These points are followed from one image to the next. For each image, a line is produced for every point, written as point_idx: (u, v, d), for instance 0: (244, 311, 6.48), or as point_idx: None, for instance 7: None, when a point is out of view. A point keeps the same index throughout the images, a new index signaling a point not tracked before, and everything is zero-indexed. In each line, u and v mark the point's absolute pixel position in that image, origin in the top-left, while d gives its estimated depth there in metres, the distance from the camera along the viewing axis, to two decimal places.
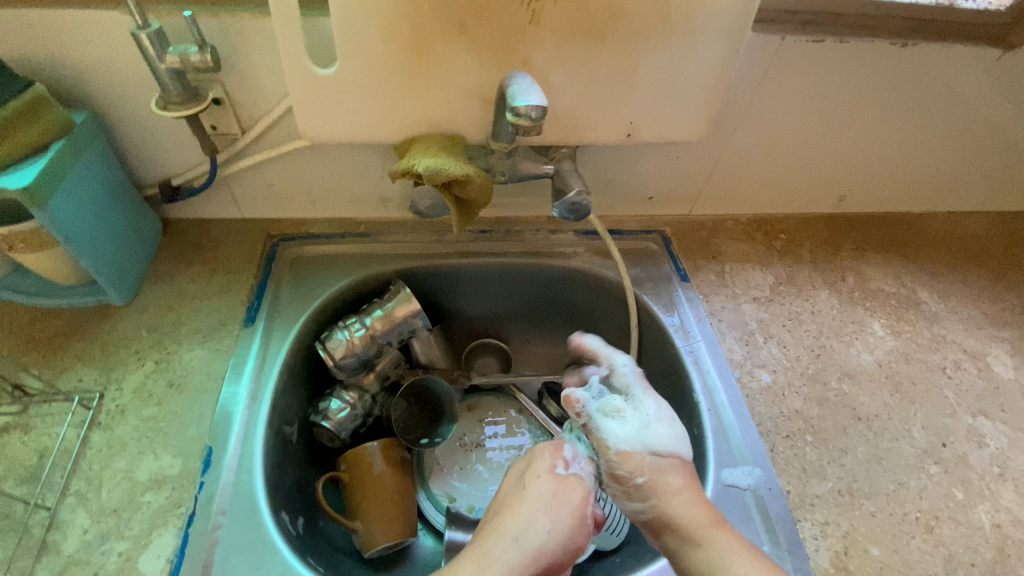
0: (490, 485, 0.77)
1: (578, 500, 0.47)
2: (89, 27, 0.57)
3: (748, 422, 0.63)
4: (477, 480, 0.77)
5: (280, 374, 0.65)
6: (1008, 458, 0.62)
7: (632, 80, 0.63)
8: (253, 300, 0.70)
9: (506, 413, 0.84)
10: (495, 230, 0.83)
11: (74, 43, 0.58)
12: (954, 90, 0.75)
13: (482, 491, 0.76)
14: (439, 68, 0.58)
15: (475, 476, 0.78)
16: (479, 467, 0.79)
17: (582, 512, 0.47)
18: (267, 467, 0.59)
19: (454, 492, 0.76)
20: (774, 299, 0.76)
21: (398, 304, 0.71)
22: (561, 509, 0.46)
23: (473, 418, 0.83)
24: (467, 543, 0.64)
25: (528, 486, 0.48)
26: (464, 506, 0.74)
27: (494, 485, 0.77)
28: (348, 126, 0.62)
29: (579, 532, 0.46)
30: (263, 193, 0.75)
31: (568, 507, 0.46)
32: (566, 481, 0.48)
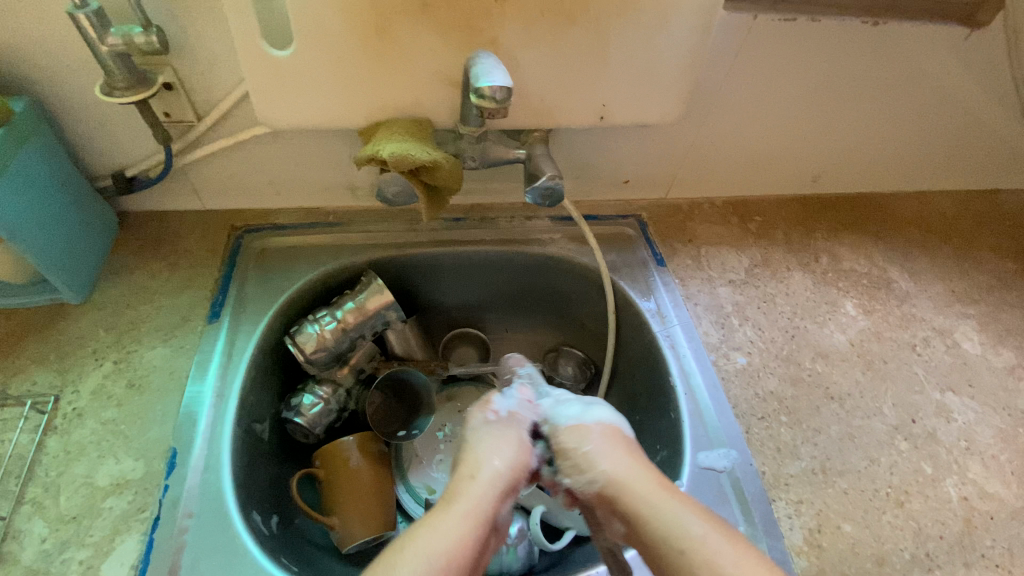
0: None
1: (513, 433, 0.53)
2: (23, 7, 0.53)
3: (724, 404, 0.64)
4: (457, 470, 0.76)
5: (247, 370, 0.63)
6: (975, 433, 0.64)
7: (604, 61, 0.62)
8: (218, 295, 0.68)
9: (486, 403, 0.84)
10: (469, 217, 0.81)
11: (8, 24, 0.54)
12: (924, 69, 0.75)
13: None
14: (403, 49, 0.56)
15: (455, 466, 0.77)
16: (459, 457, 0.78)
17: (522, 441, 0.52)
18: (235, 466, 0.57)
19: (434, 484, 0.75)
20: (749, 282, 0.76)
21: (371, 296, 0.69)
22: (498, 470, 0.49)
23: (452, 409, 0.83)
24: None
25: (472, 437, 0.53)
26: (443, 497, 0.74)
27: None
28: (309, 112, 0.59)
29: (524, 452, 0.51)
30: (225, 183, 0.72)
31: (508, 438, 0.52)
32: (499, 426, 0.53)
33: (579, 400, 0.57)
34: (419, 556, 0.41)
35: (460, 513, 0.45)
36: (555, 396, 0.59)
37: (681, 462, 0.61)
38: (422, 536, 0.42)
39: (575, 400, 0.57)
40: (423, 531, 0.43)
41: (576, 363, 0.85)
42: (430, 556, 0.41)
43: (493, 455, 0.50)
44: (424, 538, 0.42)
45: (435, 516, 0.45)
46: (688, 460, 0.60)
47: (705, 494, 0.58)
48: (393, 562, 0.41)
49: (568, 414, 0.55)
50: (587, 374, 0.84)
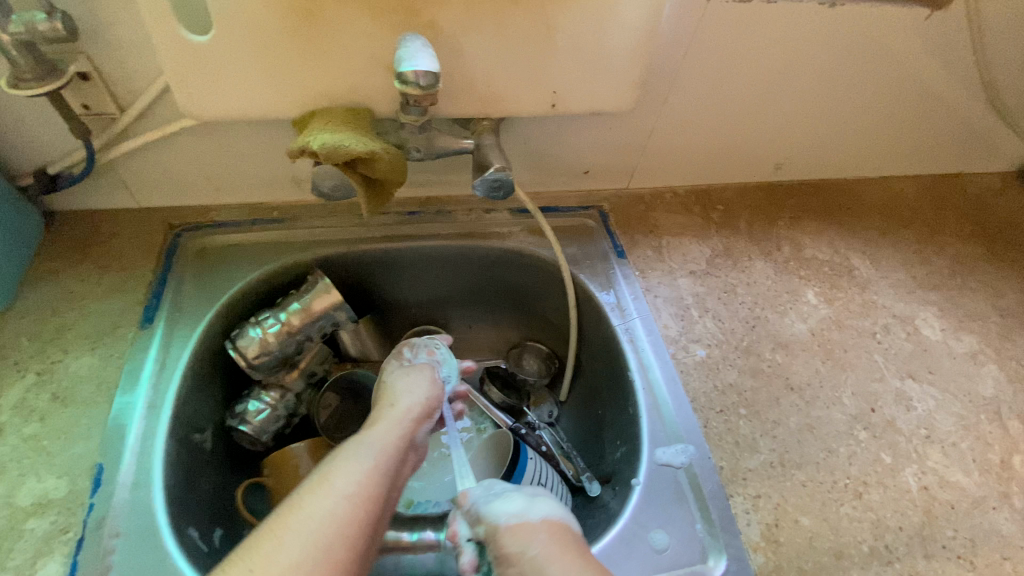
0: (430, 477, 0.74)
1: (428, 374, 0.61)
2: None
3: (682, 398, 0.62)
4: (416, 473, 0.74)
5: (183, 378, 0.60)
6: (935, 420, 0.63)
7: (552, 45, 0.59)
8: (152, 300, 0.64)
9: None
10: (424, 211, 0.78)
11: None
12: (883, 51, 0.74)
13: (421, 484, 0.73)
14: (334, 33, 0.52)
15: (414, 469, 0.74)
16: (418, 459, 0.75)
17: (434, 377, 0.61)
18: (168, 481, 0.54)
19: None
20: (710, 272, 0.75)
21: (317, 296, 0.66)
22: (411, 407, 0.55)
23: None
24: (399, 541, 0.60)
25: (390, 378, 0.60)
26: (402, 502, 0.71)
27: (433, 477, 0.74)
28: (238, 102, 0.56)
29: (436, 387, 0.60)
30: (159, 180, 0.68)
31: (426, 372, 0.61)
32: (412, 370, 0.61)
33: (520, 488, 0.51)
34: (348, 466, 0.43)
35: (382, 436, 0.49)
36: (491, 487, 0.52)
37: (638, 459, 0.59)
38: (354, 451, 0.46)
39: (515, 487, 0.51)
40: (352, 447, 0.46)
41: (539, 357, 0.83)
42: (360, 467, 0.44)
43: (414, 390, 0.58)
44: (353, 451, 0.45)
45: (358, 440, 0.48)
46: (645, 457, 0.58)
47: (661, 492, 0.56)
48: (324, 473, 0.42)
49: (503, 508, 0.48)
50: (550, 369, 0.82)
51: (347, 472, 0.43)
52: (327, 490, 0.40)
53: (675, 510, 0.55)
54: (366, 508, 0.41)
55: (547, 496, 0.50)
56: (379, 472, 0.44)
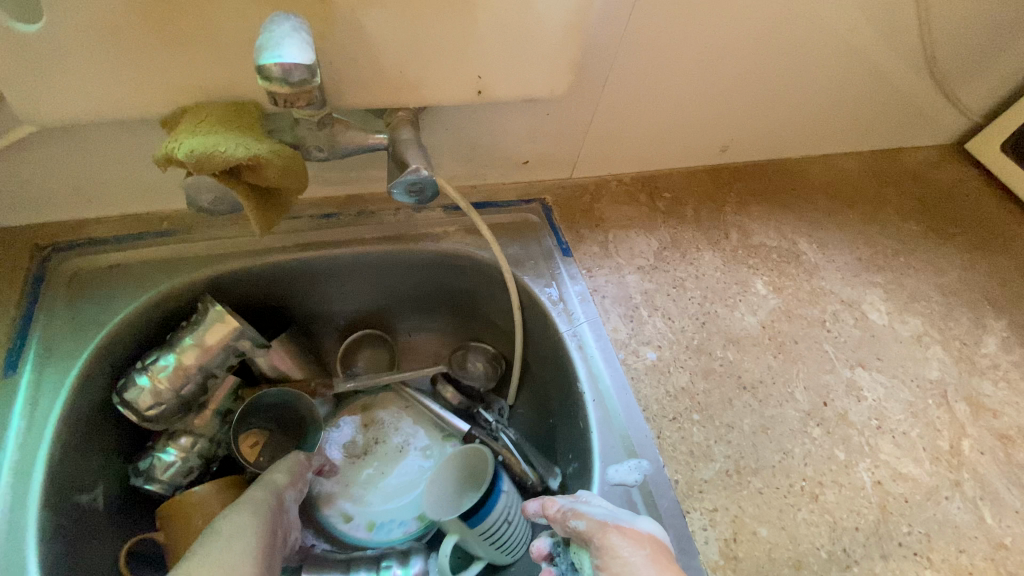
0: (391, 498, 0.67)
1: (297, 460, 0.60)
2: None
3: (633, 408, 0.58)
4: (373, 495, 0.67)
5: (58, 432, 0.51)
6: (885, 409, 0.62)
7: (471, 22, 0.52)
8: (16, 341, 0.55)
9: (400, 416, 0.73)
10: (345, 213, 0.69)
11: None
12: (824, 27, 0.71)
13: (381, 505, 0.67)
14: (198, 10, 0.43)
15: (372, 490, 0.68)
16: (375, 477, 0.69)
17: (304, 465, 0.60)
18: (45, 559, 0.46)
19: (347, 513, 0.66)
20: (658, 266, 0.71)
21: (211, 327, 0.58)
22: (296, 463, 0.59)
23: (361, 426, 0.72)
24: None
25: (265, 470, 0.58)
26: (361, 526, 0.65)
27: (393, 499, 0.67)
28: (87, 100, 0.46)
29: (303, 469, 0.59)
30: (14, 193, 0.57)
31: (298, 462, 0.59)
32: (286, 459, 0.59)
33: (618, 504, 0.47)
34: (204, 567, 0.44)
35: (267, 488, 0.54)
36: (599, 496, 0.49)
37: (590, 478, 0.55)
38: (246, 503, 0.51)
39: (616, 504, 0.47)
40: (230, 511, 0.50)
41: (486, 359, 0.76)
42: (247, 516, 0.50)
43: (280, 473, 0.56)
44: (250, 501, 0.51)
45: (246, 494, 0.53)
46: (597, 477, 0.54)
47: None
48: (217, 527, 0.48)
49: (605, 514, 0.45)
50: (497, 370, 0.75)
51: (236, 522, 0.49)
52: (224, 543, 0.46)
53: None
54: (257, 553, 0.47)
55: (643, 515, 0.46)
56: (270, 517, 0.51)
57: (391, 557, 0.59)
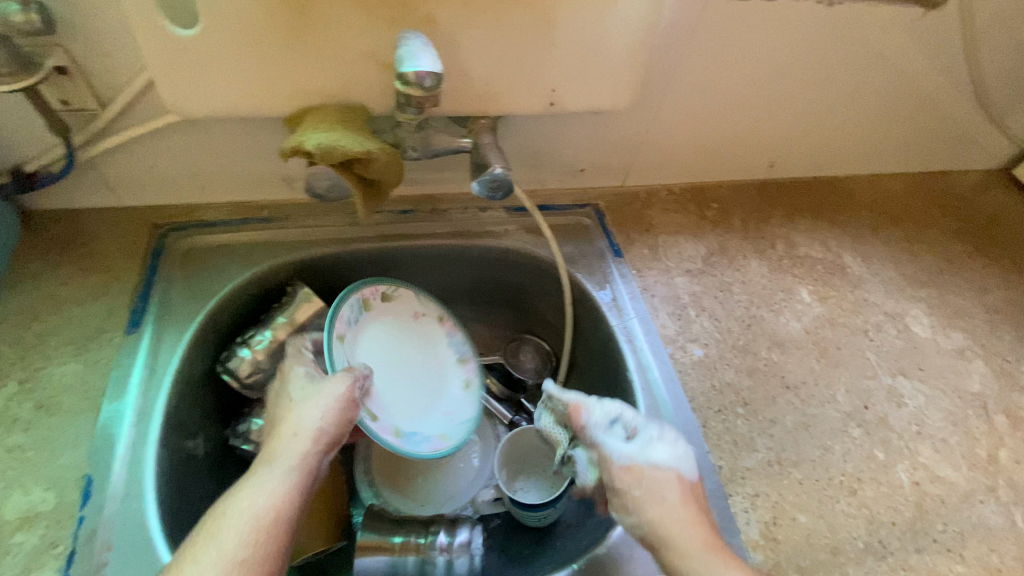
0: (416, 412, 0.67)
1: (342, 387, 0.54)
2: None
3: (680, 398, 0.63)
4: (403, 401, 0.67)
5: (173, 384, 0.58)
6: (925, 416, 0.65)
7: (550, 40, 0.58)
8: (138, 302, 0.62)
9: (434, 310, 0.73)
10: (419, 209, 0.76)
11: None
12: (873, 52, 0.75)
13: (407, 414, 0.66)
14: (326, 25, 0.51)
15: (399, 392, 0.67)
16: (395, 377, 0.68)
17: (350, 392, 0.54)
18: (162, 491, 0.53)
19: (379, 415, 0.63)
20: (706, 271, 0.75)
21: (300, 306, 0.65)
22: (332, 400, 0.53)
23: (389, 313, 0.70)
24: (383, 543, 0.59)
25: (294, 385, 0.56)
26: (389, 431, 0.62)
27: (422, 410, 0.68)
28: (225, 100, 0.54)
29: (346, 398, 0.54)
30: (142, 177, 0.66)
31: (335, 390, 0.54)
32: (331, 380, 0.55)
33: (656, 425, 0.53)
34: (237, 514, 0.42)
35: (303, 433, 0.50)
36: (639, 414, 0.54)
37: None
38: (273, 467, 0.47)
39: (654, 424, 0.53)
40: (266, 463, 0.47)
41: (537, 352, 0.82)
42: (280, 483, 0.45)
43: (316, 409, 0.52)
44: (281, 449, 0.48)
45: (279, 451, 0.48)
46: None
47: None
48: (254, 483, 0.45)
49: (637, 444, 0.51)
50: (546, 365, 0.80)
51: (265, 494, 0.44)
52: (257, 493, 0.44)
53: None
54: (288, 520, 0.43)
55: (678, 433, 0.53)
56: (305, 474, 0.47)
57: (439, 523, 0.62)
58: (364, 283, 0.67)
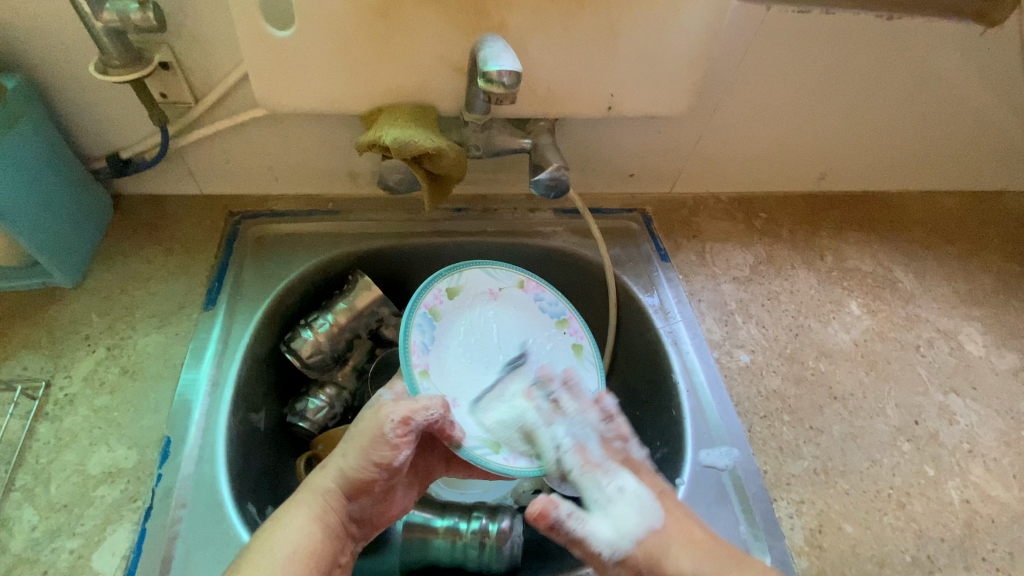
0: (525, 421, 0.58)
1: (400, 422, 0.46)
2: None
3: (726, 402, 0.63)
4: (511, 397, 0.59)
5: (243, 359, 0.62)
6: (978, 435, 0.63)
7: (613, 47, 0.60)
8: (214, 282, 0.67)
9: (510, 280, 0.68)
10: (471, 208, 0.78)
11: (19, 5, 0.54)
12: (934, 68, 0.74)
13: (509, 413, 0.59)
14: (407, 30, 0.54)
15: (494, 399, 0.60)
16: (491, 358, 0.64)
17: (409, 428, 0.46)
18: (231, 456, 0.56)
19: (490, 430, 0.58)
20: (753, 279, 0.76)
21: (359, 293, 0.68)
22: (373, 438, 0.46)
23: (458, 307, 0.64)
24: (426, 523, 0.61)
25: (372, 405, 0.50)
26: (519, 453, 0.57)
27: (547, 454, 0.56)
28: (308, 96, 0.58)
29: (403, 443, 0.46)
30: (222, 167, 0.71)
31: (396, 429, 0.46)
32: (400, 407, 0.47)
33: (604, 475, 0.49)
34: (267, 554, 0.41)
35: (339, 471, 0.46)
36: (580, 461, 0.51)
37: (681, 460, 0.59)
38: (299, 501, 0.45)
39: (598, 474, 0.50)
40: (302, 496, 0.45)
41: None
42: (303, 525, 0.43)
43: (366, 450, 0.46)
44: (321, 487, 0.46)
45: (313, 484, 0.46)
46: (689, 458, 0.59)
47: (705, 493, 0.56)
48: (287, 521, 0.44)
49: (596, 512, 0.47)
50: None
51: (288, 539, 0.43)
52: (286, 536, 0.43)
53: (721, 512, 0.55)
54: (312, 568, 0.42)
55: (630, 478, 0.49)
56: (331, 519, 0.45)
57: (480, 510, 0.62)
58: (424, 295, 0.62)
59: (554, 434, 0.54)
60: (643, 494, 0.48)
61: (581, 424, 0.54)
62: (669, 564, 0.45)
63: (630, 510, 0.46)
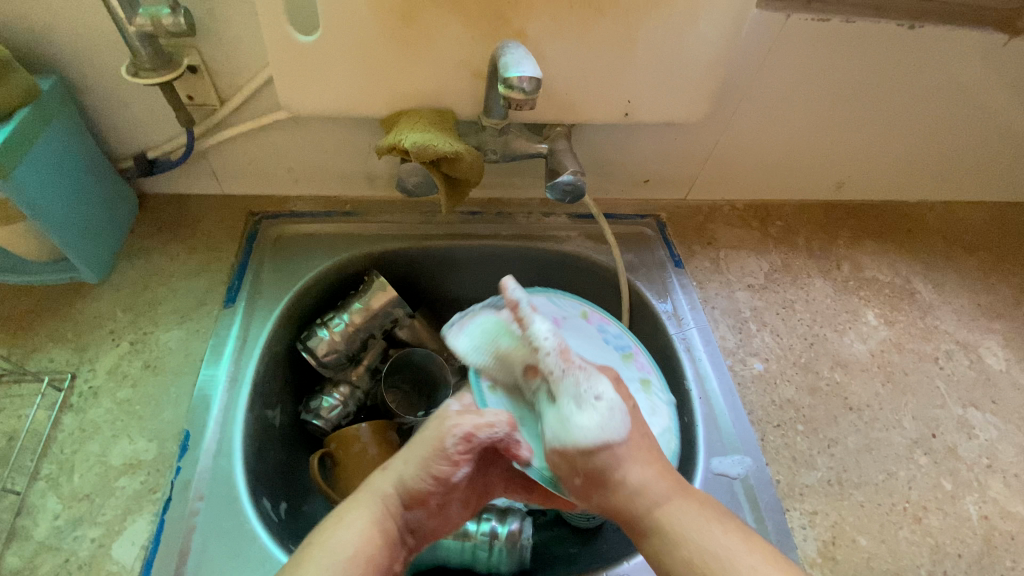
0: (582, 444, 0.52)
1: (465, 430, 0.45)
2: None
3: (739, 411, 0.62)
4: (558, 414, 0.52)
5: (261, 356, 0.63)
6: (997, 450, 0.62)
7: (631, 55, 0.60)
8: (234, 280, 0.68)
9: (573, 309, 0.62)
10: (486, 211, 0.79)
11: (53, 10, 0.56)
12: (956, 78, 0.74)
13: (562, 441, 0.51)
14: (428, 35, 0.55)
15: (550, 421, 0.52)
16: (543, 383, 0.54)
17: (473, 440, 0.45)
18: (247, 451, 0.57)
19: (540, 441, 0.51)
20: (768, 287, 0.75)
21: (375, 294, 0.69)
22: (436, 450, 0.45)
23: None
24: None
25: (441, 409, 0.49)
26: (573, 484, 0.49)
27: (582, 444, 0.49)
28: (329, 100, 0.60)
29: (464, 456, 0.45)
30: (244, 168, 0.73)
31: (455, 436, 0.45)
32: (469, 414, 0.47)
33: (585, 380, 0.45)
34: (321, 555, 0.41)
35: (399, 477, 0.47)
36: (560, 362, 0.46)
37: (692, 467, 0.59)
38: (359, 504, 0.45)
39: (577, 376, 0.45)
40: (360, 499, 0.45)
41: None
42: (364, 527, 0.43)
43: (425, 458, 0.46)
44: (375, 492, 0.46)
45: (373, 486, 0.47)
46: (701, 465, 0.58)
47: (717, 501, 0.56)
48: (342, 522, 0.44)
49: (567, 415, 0.44)
50: None
51: (348, 537, 0.42)
52: (337, 539, 0.42)
53: None
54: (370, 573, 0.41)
55: (609, 385, 0.45)
56: (387, 526, 0.44)
57: (490, 511, 0.62)
58: (480, 308, 0.57)
59: (539, 329, 0.48)
60: (618, 406, 0.44)
61: (561, 330, 0.49)
62: (620, 474, 0.44)
63: (594, 416, 0.43)
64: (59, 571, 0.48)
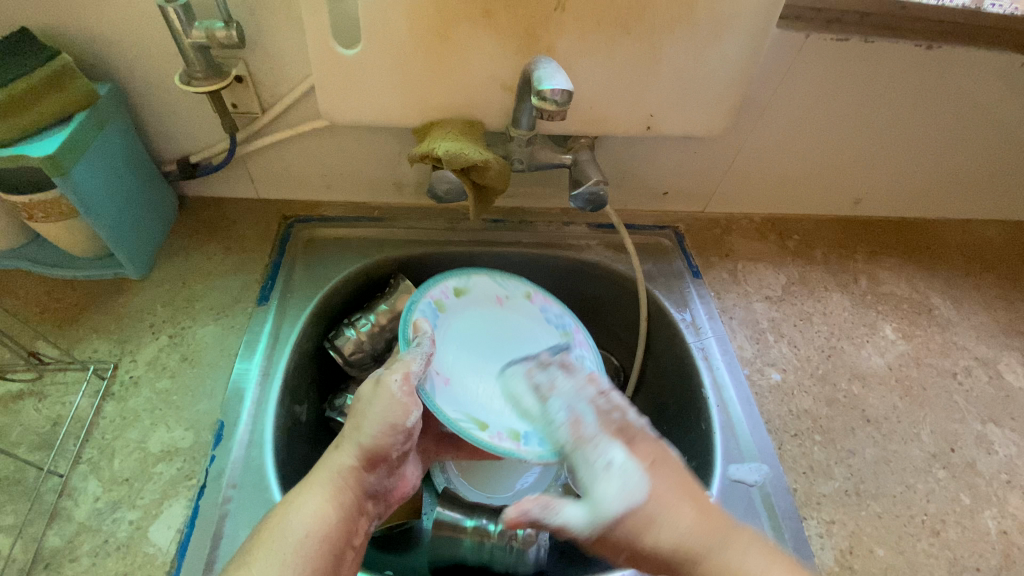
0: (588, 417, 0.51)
1: (403, 380, 0.50)
2: (127, 6, 0.59)
3: (757, 419, 0.63)
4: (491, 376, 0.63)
5: (292, 353, 0.65)
6: (1016, 466, 0.62)
7: (654, 71, 0.62)
8: (267, 280, 0.71)
9: (518, 291, 0.72)
10: (508, 219, 0.81)
11: (114, 24, 0.61)
12: (975, 97, 0.75)
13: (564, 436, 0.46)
14: (462, 51, 0.58)
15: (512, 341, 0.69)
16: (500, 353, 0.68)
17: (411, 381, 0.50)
18: (277, 444, 0.59)
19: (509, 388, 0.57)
20: (786, 299, 0.76)
21: (401, 296, 0.72)
22: (388, 404, 0.48)
23: (467, 304, 0.70)
24: (455, 523, 0.62)
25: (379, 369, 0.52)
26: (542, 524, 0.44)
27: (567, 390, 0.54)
28: (365, 109, 0.63)
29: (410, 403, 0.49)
30: (280, 173, 0.76)
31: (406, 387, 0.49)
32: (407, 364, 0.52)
33: (592, 452, 0.44)
34: (281, 534, 0.41)
35: (355, 448, 0.47)
36: (572, 435, 0.46)
37: (710, 474, 0.60)
38: (317, 480, 0.45)
39: (586, 449, 0.45)
40: (317, 474, 0.46)
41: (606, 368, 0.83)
42: (320, 508, 0.44)
43: (381, 420, 0.47)
44: (329, 465, 0.47)
45: (328, 460, 0.47)
46: (718, 472, 0.59)
47: (734, 507, 0.56)
48: (298, 497, 0.44)
49: (584, 495, 0.42)
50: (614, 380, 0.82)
51: (304, 516, 0.43)
52: (296, 514, 0.43)
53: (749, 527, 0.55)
54: (323, 552, 0.42)
55: (620, 451, 0.43)
56: (345, 495, 0.45)
57: None
58: (433, 287, 0.68)
59: (551, 408, 0.49)
60: (630, 468, 0.42)
61: (580, 395, 0.49)
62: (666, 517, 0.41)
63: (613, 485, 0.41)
64: (98, 552, 0.51)
